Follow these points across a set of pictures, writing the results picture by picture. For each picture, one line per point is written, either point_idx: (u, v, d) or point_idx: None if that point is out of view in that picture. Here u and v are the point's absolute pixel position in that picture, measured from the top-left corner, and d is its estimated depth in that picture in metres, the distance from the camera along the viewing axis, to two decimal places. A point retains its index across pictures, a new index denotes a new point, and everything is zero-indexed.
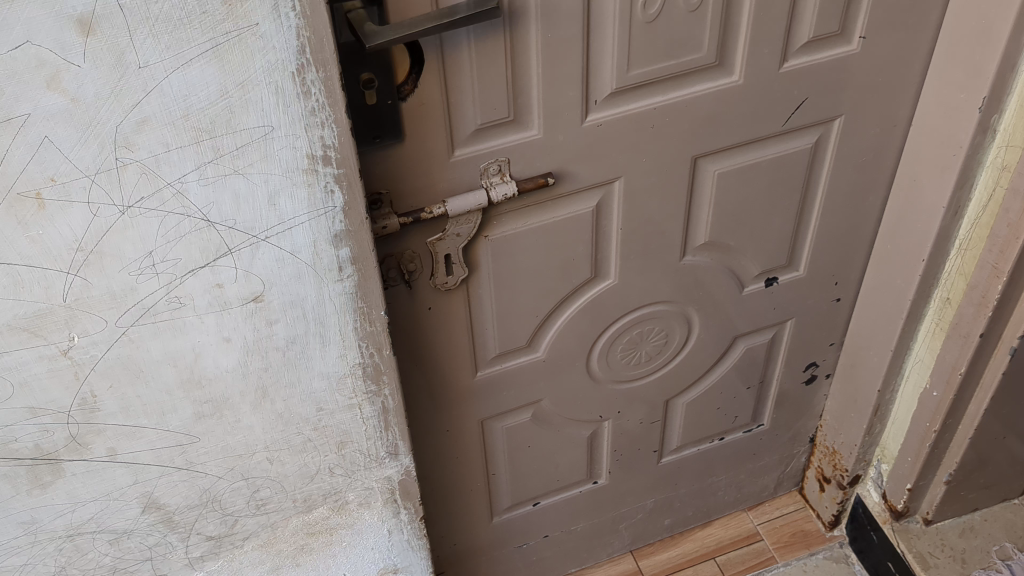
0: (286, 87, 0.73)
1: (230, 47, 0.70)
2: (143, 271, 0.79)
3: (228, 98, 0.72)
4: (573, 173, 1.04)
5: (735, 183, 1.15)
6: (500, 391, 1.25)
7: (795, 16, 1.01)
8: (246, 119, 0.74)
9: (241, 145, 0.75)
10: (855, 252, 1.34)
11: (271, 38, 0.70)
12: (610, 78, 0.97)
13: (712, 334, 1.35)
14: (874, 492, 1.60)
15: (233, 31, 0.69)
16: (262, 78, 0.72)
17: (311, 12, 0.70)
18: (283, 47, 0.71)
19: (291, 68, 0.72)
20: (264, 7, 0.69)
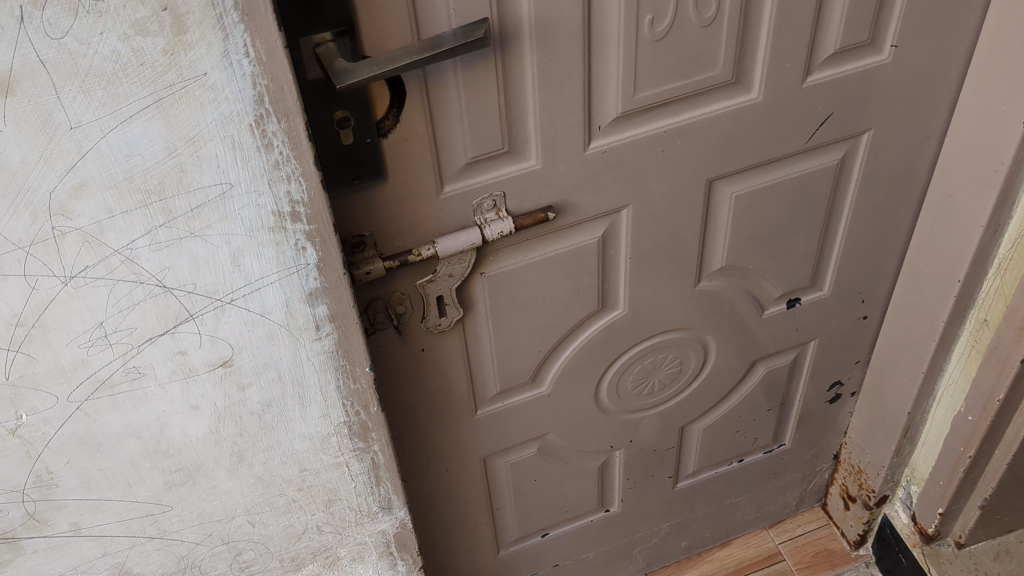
0: (244, 141, 0.64)
1: (175, 100, 0.60)
2: (96, 343, 0.71)
3: (177, 156, 0.63)
4: (575, 205, 0.94)
5: (754, 205, 1.05)
6: (503, 428, 1.17)
7: (819, 27, 0.91)
8: (199, 178, 0.65)
9: (196, 206, 0.66)
10: (883, 268, 1.24)
11: (222, 88, 0.61)
12: (615, 102, 0.88)
13: (730, 358, 1.26)
14: (902, 514, 1.51)
15: (178, 82, 0.59)
16: (215, 132, 0.63)
17: (268, 59, 0.61)
18: (237, 98, 0.62)
19: (247, 120, 0.63)
20: (212, 55, 0.59)
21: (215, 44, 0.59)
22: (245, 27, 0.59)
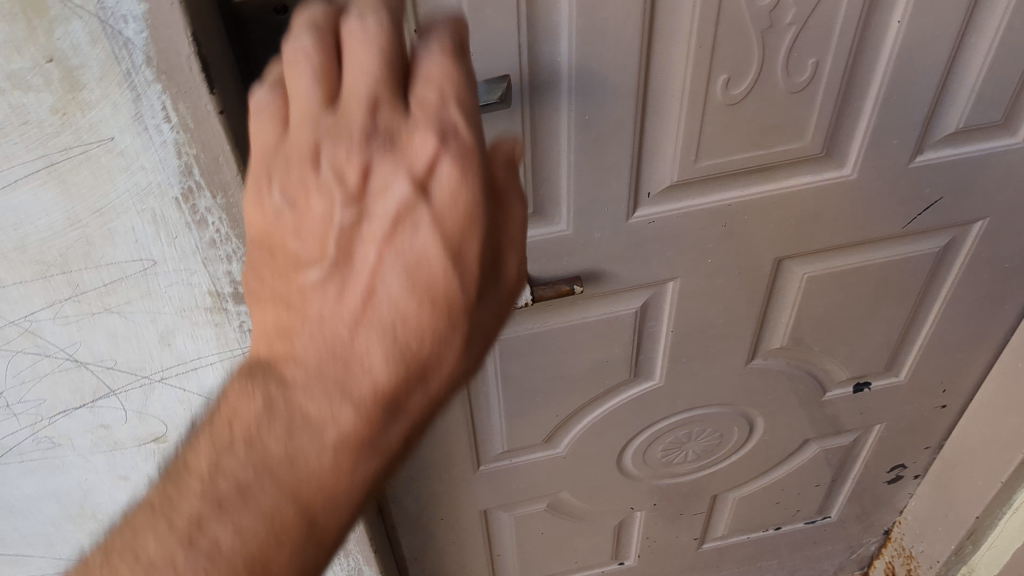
0: (169, 216, 0.51)
1: (75, 166, 0.47)
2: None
3: (82, 228, 0.50)
4: (610, 274, 0.79)
5: (830, 287, 0.88)
6: (507, 484, 1.04)
7: (941, 101, 0.73)
8: (112, 252, 0.52)
9: (110, 282, 0.53)
10: (973, 360, 1.06)
11: (136, 156, 0.47)
12: (670, 168, 0.71)
13: (780, 436, 1.10)
14: None
15: (76, 147, 0.46)
16: (129, 205, 0.49)
17: (196, 125, 0.46)
18: (157, 167, 0.48)
19: (172, 194, 0.49)
20: (120, 118, 0.45)
21: (124, 105, 0.45)
22: (164, 89, 0.44)
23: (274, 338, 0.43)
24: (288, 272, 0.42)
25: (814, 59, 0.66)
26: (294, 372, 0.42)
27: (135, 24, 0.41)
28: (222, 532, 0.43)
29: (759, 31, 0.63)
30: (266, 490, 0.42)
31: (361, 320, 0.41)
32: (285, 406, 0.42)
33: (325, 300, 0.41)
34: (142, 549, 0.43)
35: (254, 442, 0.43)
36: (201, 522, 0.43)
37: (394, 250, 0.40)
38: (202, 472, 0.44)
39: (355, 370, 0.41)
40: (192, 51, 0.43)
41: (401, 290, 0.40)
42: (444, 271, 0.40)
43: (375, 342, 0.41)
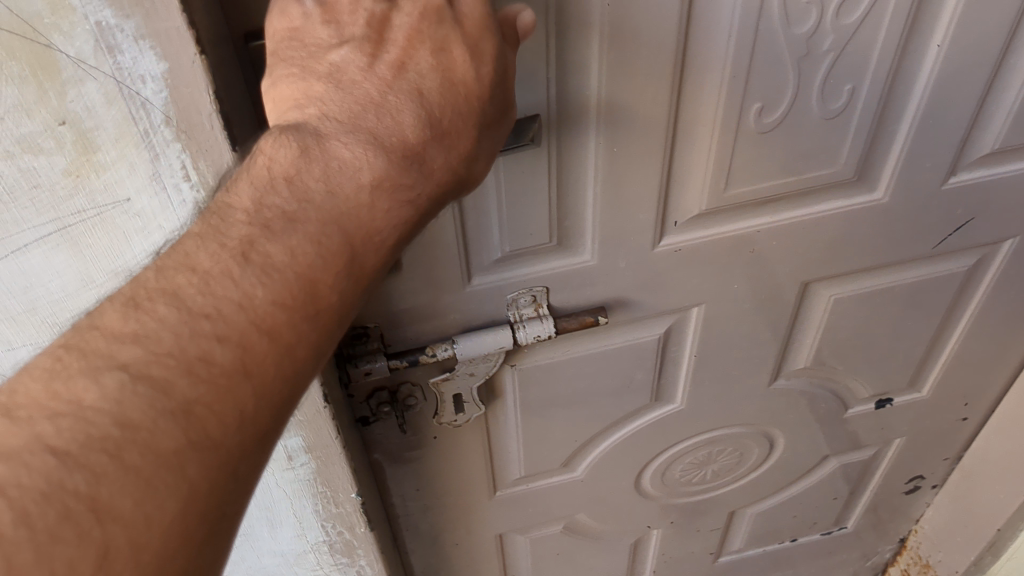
0: None
1: (88, 228, 0.47)
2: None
3: (97, 287, 0.50)
4: (635, 303, 0.77)
5: (856, 309, 0.86)
6: (525, 507, 1.02)
7: (977, 124, 0.70)
8: None
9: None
10: (996, 374, 1.04)
11: (151, 215, 0.48)
12: (698, 197, 0.69)
13: (800, 453, 1.08)
14: None
15: (90, 209, 0.46)
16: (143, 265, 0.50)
17: (215, 184, 0.47)
18: (173, 226, 0.49)
19: None
20: (135, 178, 0.46)
21: (139, 166, 0.46)
22: (183, 147, 0.45)
23: (307, 94, 0.43)
24: (311, 68, 0.43)
25: (850, 86, 0.63)
26: (331, 117, 0.42)
27: (154, 83, 0.42)
28: (274, 250, 0.39)
29: (795, 59, 0.60)
30: (313, 218, 0.40)
31: (394, 82, 0.43)
32: (327, 143, 0.41)
33: (356, 75, 0.43)
34: (188, 267, 0.38)
35: (298, 176, 0.40)
36: (253, 242, 0.39)
37: (425, 25, 0.44)
38: (242, 205, 0.40)
39: (389, 122, 0.43)
40: (213, 108, 0.44)
41: (432, 66, 0.44)
42: (466, 58, 0.44)
43: (409, 98, 0.43)
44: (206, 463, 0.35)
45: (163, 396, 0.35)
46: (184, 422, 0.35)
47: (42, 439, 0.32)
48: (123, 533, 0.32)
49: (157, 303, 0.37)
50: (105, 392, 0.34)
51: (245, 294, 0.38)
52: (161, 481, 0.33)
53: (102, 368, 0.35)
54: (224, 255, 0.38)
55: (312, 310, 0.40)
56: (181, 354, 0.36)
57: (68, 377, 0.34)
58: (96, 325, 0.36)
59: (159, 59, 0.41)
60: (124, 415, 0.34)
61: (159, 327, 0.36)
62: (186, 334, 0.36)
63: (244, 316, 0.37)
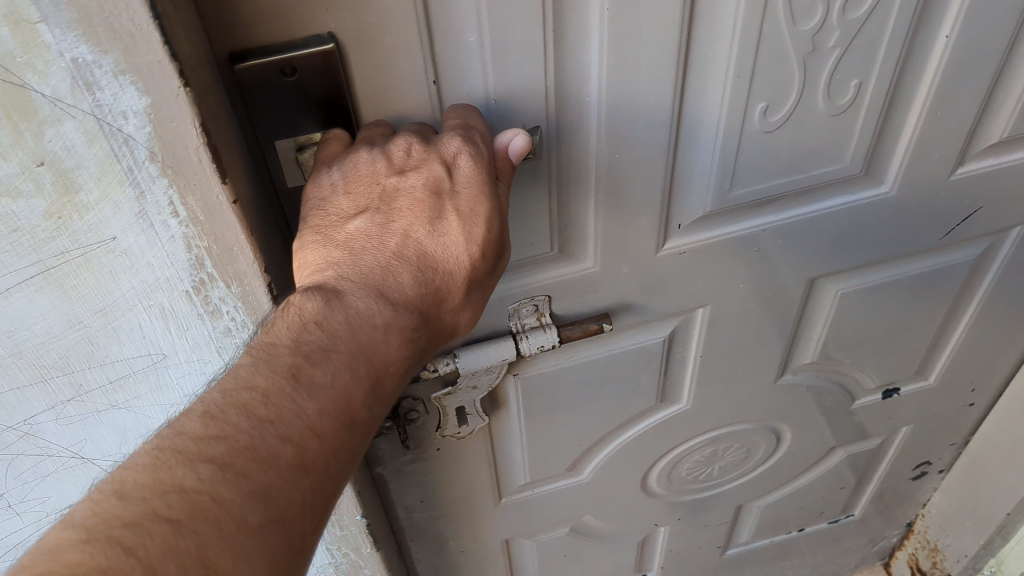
0: (179, 308, 0.52)
1: (72, 270, 0.48)
2: (36, 495, 0.63)
3: (85, 329, 0.51)
4: (639, 307, 0.75)
5: (863, 302, 0.84)
6: (530, 513, 1.00)
7: (986, 113, 0.68)
8: (117, 349, 0.54)
9: (116, 377, 0.56)
10: (1002, 360, 1.03)
11: (140, 253, 0.48)
12: (702, 199, 0.67)
13: (806, 445, 1.07)
14: None
15: (75, 250, 0.47)
16: (130, 305, 0.51)
17: (206, 218, 0.46)
18: (160, 262, 0.49)
19: (182, 288, 0.51)
20: (120, 218, 0.46)
21: (124, 205, 0.46)
22: (170, 182, 0.44)
23: (328, 259, 0.49)
24: (331, 235, 0.50)
25: (857, 80, 0.61)
26: (352, 273, 0.48)
27: (136, 118, 0.41)
28: (317, 373, 0.44)
29: (800, 56, 0.58)
30: (345, 350, 0.46)
31: (399, 248, 0.50)
32: (349, 295, 0.47)
33: (368, 241, 0.50)
34: (249, 386, 0.43)
35: (329, 320, 0.46)
36: (299, 367, 0.44)
37: (428, 194, 0.50)
38: (284, 341, 0.45)
39: (393, 284, 0.49)
40: (201, 141, 0.42)
41: (431, 235, 0.50)
42: (460, 226, 0.50)
43: (410, 265, 0.50)
44: (281, 536, 0.40)
45: (246, 480, 0.40)
46: (264, 504, 0.40)
47: (156, 512, 0.37)
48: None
49: (230, 413, 0.42)
50: (201, 477, 0.39)
51: (300, 408, 0.43)
52: (250, 549, 0.38)
53: (194, 459, 0.39)
54: (278, 378, 0.43)
55: (347, 427, 0.45)
56: (256, 451, 0.41)
57: (168, 467, 0.39)
58: (177, 431, 0.41)
59: (141, 94, 0.40)
60: (217, 495, 0.39)
61: (235, 429, 0.41)
62: (255, 440, 0.41)
63: (301, 422, 0.43)
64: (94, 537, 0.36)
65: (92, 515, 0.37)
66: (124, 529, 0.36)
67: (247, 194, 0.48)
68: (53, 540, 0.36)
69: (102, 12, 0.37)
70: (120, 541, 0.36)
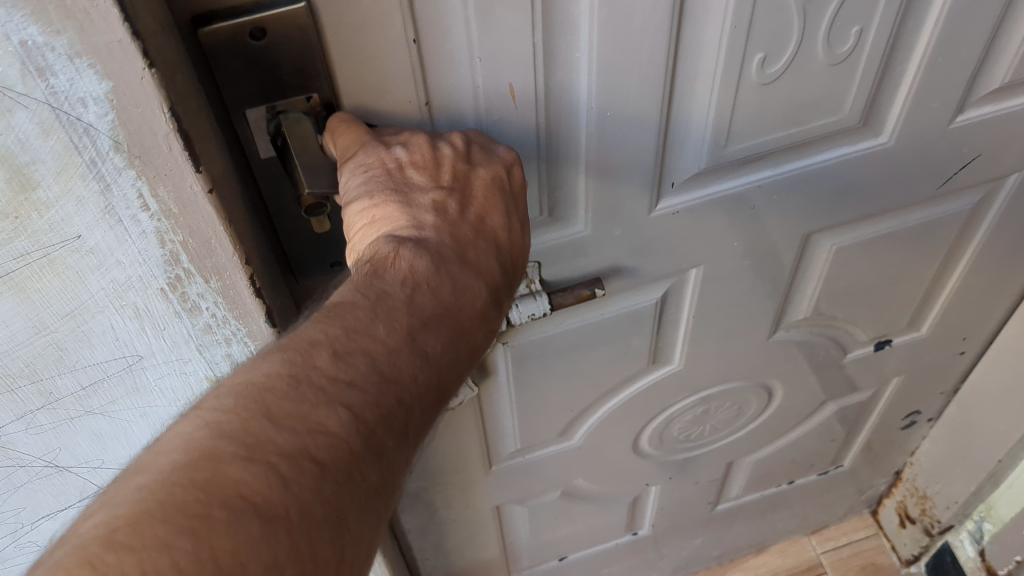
0: (156, 307, 0.50)
1: (34, 274, 0.45)
2: (10, 504, 0.61)
3: (54, 333, 0.49)
4: (630, 270, 0.72)
5: (857, 256, 0.82)
6: (522, 479, 0.99)
7: (988, 58, 0.65)
8: (90, 352, 0.51)
9: (89, 382, 0.53)
10: (994, 308, 1.02)
11: (108, 252, 0.46)
12: (696, 156, 0.64)
13: (798, 400, 1.06)
14: (968, 546, 1.31)
15: (38, 252, 0.44)
16: (102, 306, 0.48)
17: (180, 210, 0.44)
18: (131, 260, 0.46)
19: (158, 285, 0.48)
20: (84, 217, 0.43)
21: (89, 203, 0.43)
22: (138, 173, 0.42)
23: (414, 219, 0.50)
24: (409, 201, 0.50)
25: (858, 27, 0.58)
26: (444, 239, 0.50)
27: (97, 105, 0.39)
28: (425, 339, 0.47)
29: (801, 3, 0.55)
30: (443, 320, 0.49)
31: (474, 229, 0.52)
32: (448, 263, 0.50)
33: (448, 214, 0.52)
34: (372, 336, 0.44)
35: (436, 286, 0.48)
36: (414, 330, 0.46)
37: (496, 188, 0.53)
38: (397, 295, 0.47)
39: (478, 263, 0.52)
40: (170, 127, 0.40)
41: (499, 225, 0.54)
42: (517, 225, 0.55)
43: (487, 244, 0.53)
44: (383, 501, 0.42)
45: (372, 439, 0.42)
46: (381, 465, 0.42)
47: (309, 450, 0.39)
48: (348, 542, 0.39)
49: (358, 361, 0.43)
50: (342, 422, 0.40)
51: (413, 375, 0.45)
52: (369, 507, 0.41)
53: (335, 402, 0.41)
54: (398, 336, 0.45)
55: (436, 399, 0.48)
56: (381, 408, 0.43)
57: (312, 404, 0.40)
58: (311, 364, 0.42)
59: (100, 78, 0.38)
60: (353, 448, 0.40)
61: (365, 378, 0.43)
62: (383, 398, 0.43)
63: (411, 391, 0.45)
64: (256, 458, 0.37)
65: (247, 433, 0.38)
66: (280, 458, 0.38)
67: (221, 175, 0.46)
68: (212, 447, 0.37)
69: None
70: (278, 469, 0.37)
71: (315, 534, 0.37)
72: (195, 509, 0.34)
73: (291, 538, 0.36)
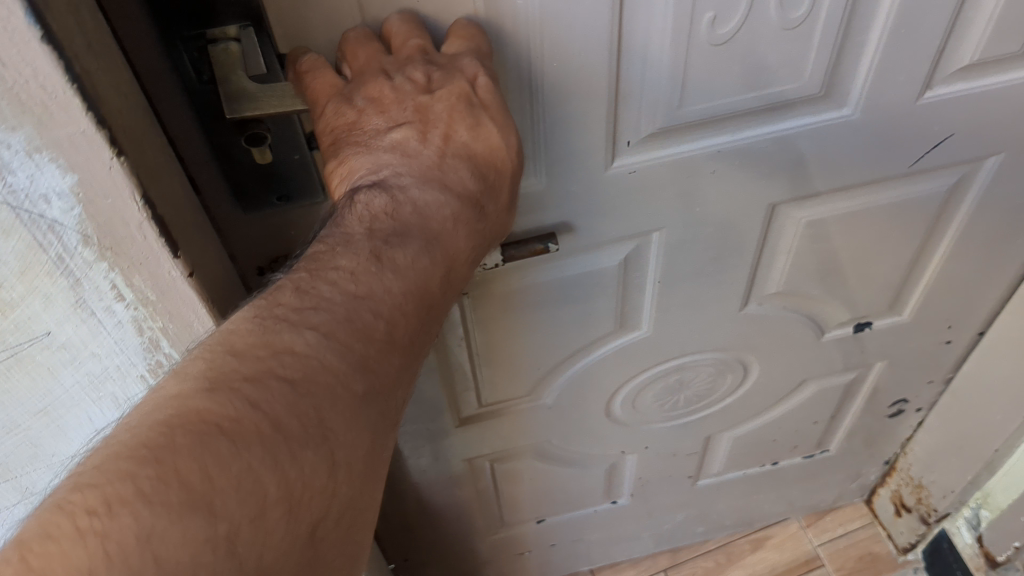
0: (135, 390, 0.55)
1: (12, 369, 0.50)
2: None
3: (38, 418, 0.54)
4: (589, 227, 0.73)
5: (829, 231, 0.82)
6: (492, 434, 1.00)
7: (955, 33, 0.65)
8: (73, 434, 0.57)
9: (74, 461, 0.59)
10: (983, 298, 1.01)
11: (84, 348, 0.51)
12: (651, 116, 0.64)
13: (776, 378, 1.06)
14: (965, 533, 1.30)
15: (16, 354, 0.49)
16: (82, 395, 0.54)
17: (159, 296, 0.49)
18: (106, 350, 0.52)
19: (135, 372, 0.54)
20: (58, 324, 0.48)
21: (63, 310, 0.48)
22: (110, 264, 0.46)
23: (376, 162, 0.53)
24: (373, 145, 0.53)
25: None
26: (410, 169, 0.53)
27: (61, 200, 0.42)
28: (397, 257, 0.49)
29: None
30: (419, 236, 0.51)
31: (444, 151, 0.54)
32: (411, 189, 0.52)
33: (410, 149, 0.54)
34: (336, 266, 0.47)
35: (397, 211, 0.51)
36: (380, 250, 0.48)
37: (460, 106, 0.54)
38: (359, 231, 0.49)
39: (454, 180, 0.54)
40: (143, 214, 0.44)
41: (472, 138, 0.54)
42: (497, 132, 0.55)
43: (461, 161, 0.54)
44: (377, 406, 0.45)
45: (349, 350, 0.43)
46: (369, 376, 0.44)
47: (273, 370, 0.41)
48: (339, 447, 0.41)
49: (323, 290, 0.45)
50: (308, 342, 0.42)
51: (386, 288, 0.47)
52: (358, 414, 0.43)
53: (300, 326, 0.43)
54: (363, 261, 0.47)
55: (423, 310, 0.50)
56: (354, 324, 0.45)
57: (275, 332, 0.42)
58: (275, 303, 0.44)
59: (64, 171, 0.41)
60: (326, 363, 0.42)
61: (331, 302, 0.45)
62: (350, 314, 0.45)
63: (391, 304, 0.47)
64: (218, 388, 0.39)
65: (210, 369, 0.40)
66: (245, 383, 0.40)
67: (195, 248, 0.51)
68: (173, 391, 0.39)
69: (10, 86, 0.37)
70: (245, 395, 0.39)
71: (294, 443, 0.39)
72: (159, 440, 0.36)
73: (266, 449, 0.38)
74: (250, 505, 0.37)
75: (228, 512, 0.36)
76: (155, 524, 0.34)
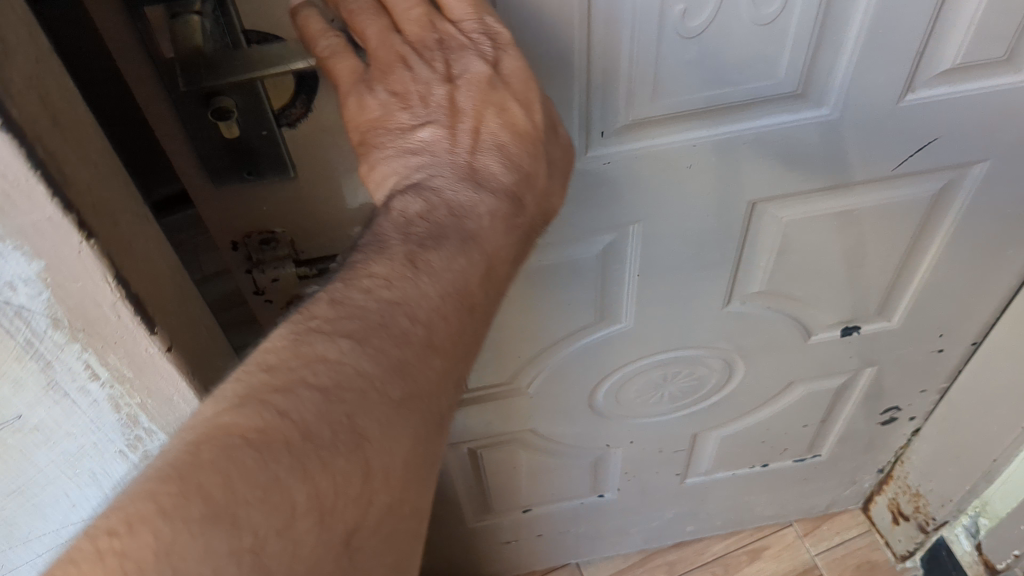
0: (105, 458, 0.61)
1: None
2: None
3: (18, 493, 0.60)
4: (565, 217, 0.73)
5: (812, 232, 0.82)
6: (474, 421, 1.01)
7: (936, 36, 0.64)
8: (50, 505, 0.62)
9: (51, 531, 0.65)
10: (977, 306, 1.00)
11: (56, 428, 0.57)
12: (624, 107, 0.64)
13: (763, 379, 1.06)
14: (964, 541, 1.29)
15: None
16: (58, 469, 0.60)
17: (134, 373, 0.56)
18: (78, 428, 0.58)
19: (103, 442, 0.60)
20: (30, 412, 0.54)
21: (34, 396, 0.53)
22: (81, 346, 0.52)
23: (408, 164, 0.55)
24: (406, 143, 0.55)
25: None
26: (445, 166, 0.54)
27: (29, 286, 0.47)
28: (434, 259, 0.49)
29: None
30: (456, 236, 0.51)
31: (476, 143, 0.55)
32: (447, 189, 0.53)
33: (440, 146, 0.55)
34: (372, 274, 0.48)
35: (432, 212, 0.52)
36: (415, 254, 0.49)
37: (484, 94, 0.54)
38: (396, 237, 0.50)
39: (489, 174, 0.55)
40: (113, 289, 0.49)
41: (500, 124, 0.55)
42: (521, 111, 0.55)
43: (492, 152, 0.55)
44: (422, 411, 0.45)
45: (383, 355, 0.44)
46: (409, 380, 0.45)
47: (305, 379, 0.42)
48: (376, 453, 0.42)
49: (357, 300, 0.46)
50: (341, 350, 0.44)
51: (424, 292, 0.48)
52: (394, 419, 0.43)
53: (334, 335, 0.44)
54: (400, 267, 0.48)
55: (467, 310, 0.50)
56: (387, 328, 0.45)
57: (309, 342, 0.44)
58: (310, 316, 0.46)
59: (30, 258, 0.46)
60: (361, 371, 0.43)
61: (366, 310, 0.46)
62: (385, 318, 0.46)
63: (430, 308, 0.48)
64: (249, 401, 0.41)
65: (244, 386, 0.42)
66: (275, 394, 0.41)
67: (176, 310, 0.57)
68: (208, 410, 0.41)
69: None
70: (274, 406, 0.41)
71: (325, 451, 0.40)
72: (186, 458, 0.38)
73: (294, 458, 0.39)
74: (273, 517, 0.38)
75: (252, 524, 0.38)
76: (175, 539, 0.36)
